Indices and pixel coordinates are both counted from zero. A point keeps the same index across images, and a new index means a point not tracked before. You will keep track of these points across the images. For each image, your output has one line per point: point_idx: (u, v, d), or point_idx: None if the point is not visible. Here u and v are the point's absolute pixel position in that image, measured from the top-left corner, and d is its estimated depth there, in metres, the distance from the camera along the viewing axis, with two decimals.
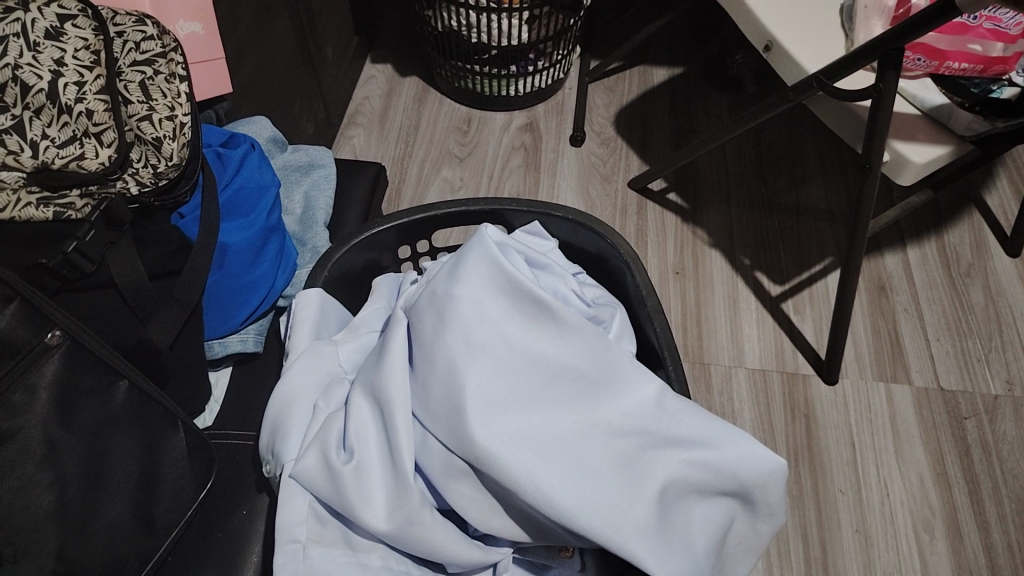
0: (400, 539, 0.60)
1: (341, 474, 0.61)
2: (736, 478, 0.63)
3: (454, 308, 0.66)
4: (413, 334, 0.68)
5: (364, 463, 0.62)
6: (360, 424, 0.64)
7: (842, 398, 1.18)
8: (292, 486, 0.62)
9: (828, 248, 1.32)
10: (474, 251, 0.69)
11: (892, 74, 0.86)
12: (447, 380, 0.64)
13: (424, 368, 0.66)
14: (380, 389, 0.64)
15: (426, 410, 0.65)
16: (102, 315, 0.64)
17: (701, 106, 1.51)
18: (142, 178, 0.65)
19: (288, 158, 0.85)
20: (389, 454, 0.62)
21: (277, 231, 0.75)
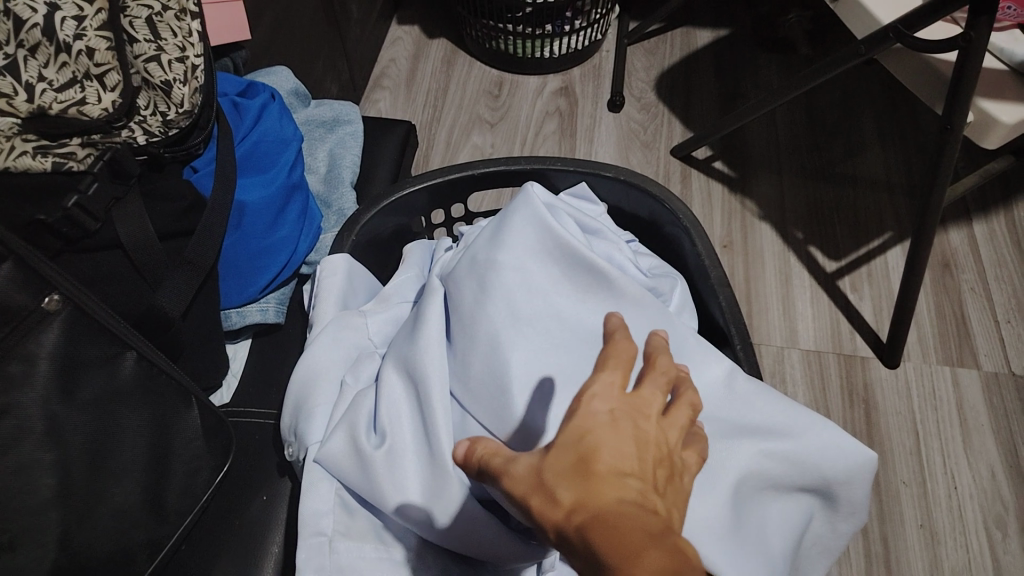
0: (437, 536, 0.54)
1: (370, 461, 0.54)
2: (818, 471, 0.55)
3: (497, 275, 0.58)
4: (450, 304, 0.61)
5: (396, 448, 0.55)
6: (392, 404, 0.57)
7: (904, 383, 1.09)
8: (316, 471, 0.55)
9: (887, 221, 1.23)
10: (519, 211, 0.61)
11: (985, 20, 0.76)
12: (490, 356, 0.57)
13: (463, 342, 0.59)
14: (414, 365, 0.57)
15: (465, 389, 0.58)
16: (107, 279, 0.57)
17: (749, 70, 1.41)
18: (150, 126, 0.59)
19: (311, 112, 0.78)
20: (424, 439, 0.56)
21: (299, 190, 0.68)
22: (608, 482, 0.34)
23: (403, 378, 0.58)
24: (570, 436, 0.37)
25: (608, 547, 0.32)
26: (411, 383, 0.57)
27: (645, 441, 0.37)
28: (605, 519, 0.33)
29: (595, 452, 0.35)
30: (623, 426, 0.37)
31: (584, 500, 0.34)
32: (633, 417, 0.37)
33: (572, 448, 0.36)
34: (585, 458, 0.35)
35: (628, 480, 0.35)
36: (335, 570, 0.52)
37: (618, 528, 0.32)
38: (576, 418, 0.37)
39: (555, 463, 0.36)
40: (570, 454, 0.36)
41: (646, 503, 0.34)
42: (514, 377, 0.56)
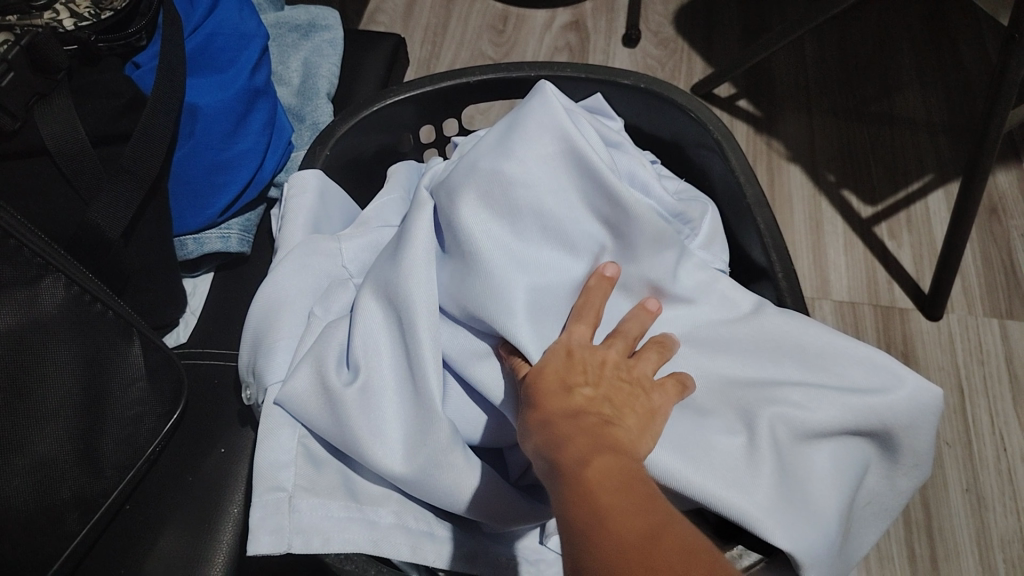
0: (421, 491, 0.45)
1: (343, 398, 0.45)
2: (877, 413, 0.46)
3: (500, 184, 0.49)
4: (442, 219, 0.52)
5: (375, 383, 0.47)
6: (372, 333, 0.48)
7: (948, 336, 0.99)
8: (278, 410, 0.47)
9: (928, 163, 1.12)
10: (529, 112, 0.51)
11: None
12: (489, 277, 0.48)
13: (461, 262, 0.50)
14: (397, 290, 0.48)
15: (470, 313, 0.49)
16: (35, 193, 0.49)
17: (777, 1, 1.30)
18: (78, 9, 0.50)
19: (283, 16, 0.68)
20: (408, 374, 0.47)
21: (265, 95, 0.59)
22: (554, 398, 0.39)
23: (384, 304, 0.49)
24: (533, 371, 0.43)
25: (548, 439, 0.36)
26: (394, 310, 0.48)
27: (597, 371, 0.42)
28: (548, 421, 0.37)
29: (544, 381, 0.41)
30: (579, 362, 0.42)
31: (538, 410, 0.39)
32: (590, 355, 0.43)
33: (539, 377, 0.42)
34: (547, 381, 0.41)
35: (577, 396, 0.39)
36: (296, 533, 0.43)
37: (556, 426, 0.37)
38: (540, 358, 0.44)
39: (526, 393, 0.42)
40: (536, 380, 0.42)
41: (587, 407, 0.38)
42: (515, 302, 0.48)
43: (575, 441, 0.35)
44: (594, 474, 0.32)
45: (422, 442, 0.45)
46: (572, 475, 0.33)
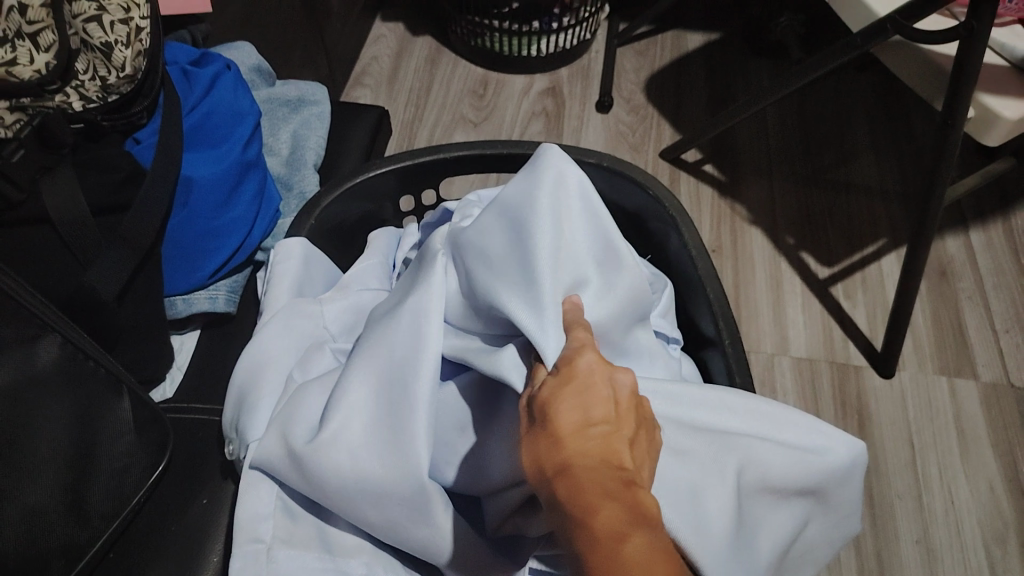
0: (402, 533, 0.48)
1: (331, 450, 0.48)
2: (827, 468, 0.50)
3: (512, 223, 0.52)
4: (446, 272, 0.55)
5: (360, 436, 0.49)
6: (358, 385, 0.50)
7: (900, 393, 1.04)
8: (268, 460, 0.49)
9: (881, 228, 1.19)
10: (526, 170, 0.55)
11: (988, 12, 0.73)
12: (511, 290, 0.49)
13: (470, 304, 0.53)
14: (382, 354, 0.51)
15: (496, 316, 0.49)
16: (33, 257, 0.52)
17: (741, 73, 1.38)
18: (87, 92, 0.55)
19: (274, 91, 0.73)
20: (393, 426, 0.49)
21: (256, 168, 0.64)
22: (574, 441, 0.35)
23: (372, 356, 0.51)
24: (547, 403, 0.38)
25: (583, 511, 0.33)
26: (382, 364, 0.51)
27: (618, 403, 0.37)
28: (579, 485, 0.34)
29: (554, 411, 0.37)
30: (599, 395, 0.37)
31: (562, 464, 0.35)
32: (609, 380, 0.38)
33: (558, 416, 0.36)
34: (571, 426, 0.36)
35: (596, 437, 0.35)
36: None
37: (580, 492, 0.33)
38: (550, 385, 0.39)
39: (537, 429, 0.37)
40: (557, 423, 0.36)
41: (610, 460, 0.34)
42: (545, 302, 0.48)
43: (617, 521, 0.32)
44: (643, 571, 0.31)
45: (404, 492, 0.47)
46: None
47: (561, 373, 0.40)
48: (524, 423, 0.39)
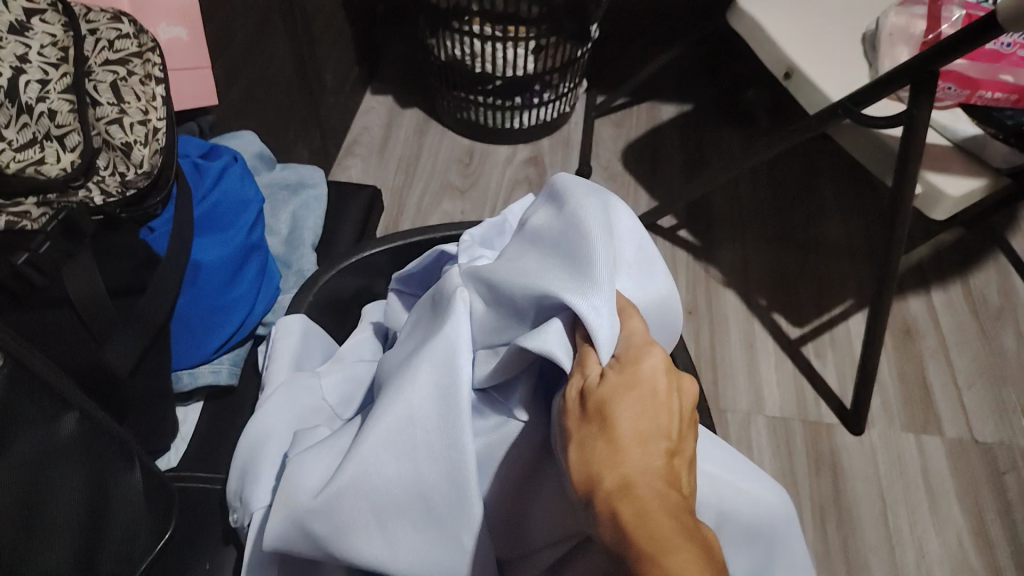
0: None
1: (355, 515, 0.48)
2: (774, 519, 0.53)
3: (541, 242, 0.54)
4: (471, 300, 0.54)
5: (386, 497, 0.48)
6: (380, 450, 0.48)
7: (870, 448, 1.08)
8: (289, 526, 0.49)
9: (848, 288, 1.25)
10: (546, 198, 0.57)
11: (926, 99, 0.81)
12: (559, 276, 0.49)
13: (504, 312, 0.52)
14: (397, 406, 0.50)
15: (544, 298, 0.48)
16: (52, 338, 0.55)
17: (713, 142, 1.46)
18: (107, 187, 0.59)
19: (275, 175, 0.79)
20: (419, 487, 0.48)
21: (259, 250, 0.70)
22: (636, 455, 0.37)
23: (394, 415, 0.49)
24: (606, 405, 0.39)
25: (634, 509, 0.36)
26: (405, 426, 0.49)
27: (674, 418, 0.39)
28: (636, 487, 0.36)
29: (616, 416, 0.38)
30: (661, 410, 0.39)
31: (620, 465, 0.37)
32: (669, 396, 0.40)
33: (621, 422, 0.38)
34: (632, 435, 0.38)
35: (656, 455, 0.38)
36: None
37: (645, 514, 0.36)
38: (610, 388, 0.40)
39: (594, 426, 0.39)
40: (618, 428, 0.38)
41: (669, 481, 0.37)
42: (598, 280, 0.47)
43: (666, 525, 0.35)
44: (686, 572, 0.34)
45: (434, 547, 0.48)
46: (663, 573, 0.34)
47: (616, 376, 0.41)
48: (575, 417, 0.41)
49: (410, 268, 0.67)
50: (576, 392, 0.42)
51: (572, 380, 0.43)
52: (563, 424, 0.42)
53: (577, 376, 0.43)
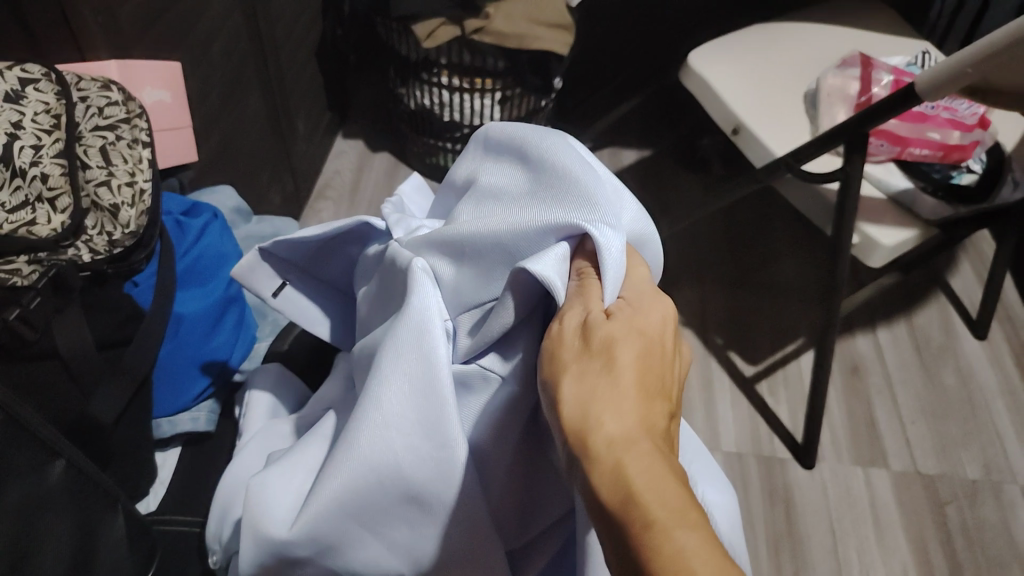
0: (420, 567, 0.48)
1: (340, 534, 0.47)
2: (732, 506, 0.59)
3: (514, 199, 0.51)
4: (433, 268, 0.52)
5: (369, 514, 0.46)
6: (355, 473, 0.45)
7: (821, 482, 1.13)
8: (274, 553, 0.48)
9: (800, 328, 1.32)
10: (508, 147, 0.55)
11: (858, 158, 0.89)
12: (555, 207, 0.47)
13: (481, 262, 0.49)
14: (375, 416, 0.45)
15: (547, 229, 0.46)
16: (41, 387, 0.59)
17: (671, 187, 1.53)
18: (95, 246, 0.63)
19: (252, 229, 0.85)
20: (403, 501, 0.46)
21: (236, 302, 0.75)
22: (630, 400, 0.37)
23: (369, 429, 0.45)
24: (611, 346, 0.39)
25: (633, 449, 0.35)
26: (379, 444, 0.45)
27: (670, 371, 0.40)
28: (635, 429, 0.36)
29: (616, 358, 0.39)
30: (659, 364, 0.40)
31: (624, 404, 0.37)
32: (666, 349, 0.41)
33: (627, 366, 0.39)
34: (635, 379, 0.38)
35: (649, 402, 0.38)
36: None
37: (642, 457, 0.35)
38: (616, 330, 0.40)
39: (598, 362, 0.39)
40: (623, 370, 0.38)
41: (659, 425, 0.37)
42: (600, 203, 0.46)
43: (661, 469, 0.35)
44: (675, 516, 0.33)
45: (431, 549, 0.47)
46: (647, 514, 0.33)
47: (622, 317, 0.41)
48: (573, 351, 0.41)
49: (308, 235, 0.62)
50: (573, 327, 0.42)
51: (568, 315, 0.42)
52: (549, 358, 0.42)
53: (575, 311, 0.43)
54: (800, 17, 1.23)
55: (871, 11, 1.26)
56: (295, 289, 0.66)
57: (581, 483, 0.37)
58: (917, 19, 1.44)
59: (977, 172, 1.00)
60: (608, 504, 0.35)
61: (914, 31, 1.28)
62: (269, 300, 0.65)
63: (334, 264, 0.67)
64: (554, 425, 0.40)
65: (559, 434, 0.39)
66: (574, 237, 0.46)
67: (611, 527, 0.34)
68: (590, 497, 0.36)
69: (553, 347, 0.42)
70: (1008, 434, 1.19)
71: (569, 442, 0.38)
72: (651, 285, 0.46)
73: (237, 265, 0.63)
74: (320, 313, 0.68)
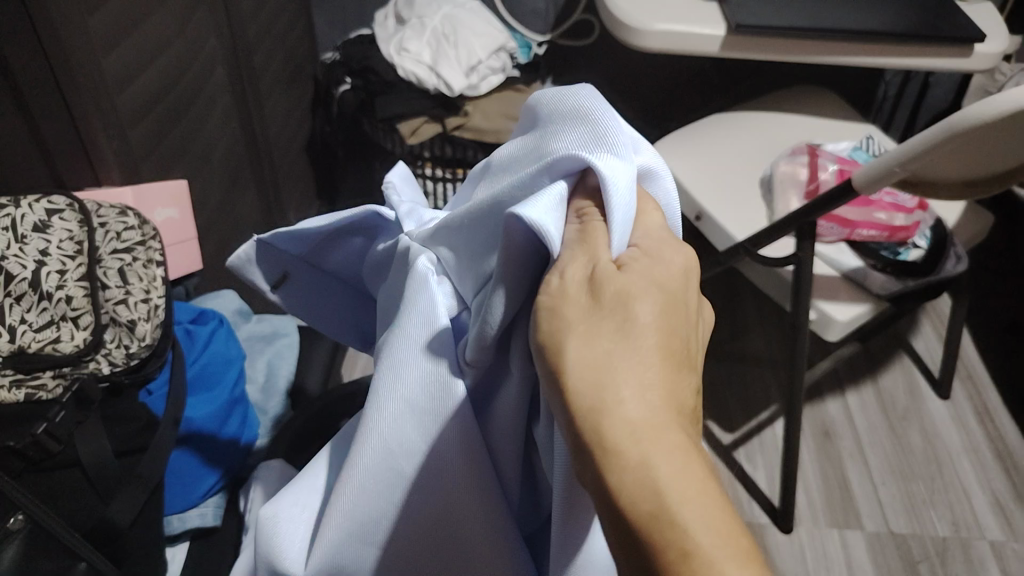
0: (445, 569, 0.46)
1: (357, 560, 0.46)
2: None
3: (514, 160, 0.44)
4: (439, 260, 0.47)
5: (380, 535, 0.45)
6: (363, 491, 0.44)
7: (801, 547, 1.17)
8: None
9: (772, 396, 1.38)
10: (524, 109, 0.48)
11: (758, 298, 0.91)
12: (552, 143, 0.41)
13: (477, 236, 0.43)
14: (373, 430, 0.44)
15: (541, 170, 0.40)
16: (61, 495, 0.64)
17: None
18: (114, 358, 0.69)
19: (252, 327, 0.93)
20: (413, 513, 0.44)
21: (241, 402, 0.80)
22: (652, 373, 0.34)
23: (366, 444, 0.44)
24: (625, 303, 0.35)
25: (659, 443, 0.33)
26: (383, 463, 0.44)
27: (688, 330, 0.37)
28: (660, 415, 0.33)
29: (636, 320, 0.35)
30: (678, 327, 0.36)
31: (646, 381, 0.34)
32: (684, 304, 0.37)
33: (645, 330, 0.35)
34: (655, 349, 0.35)
35: (675, 378, 0.35)
36: None
37: (665, 443, 0.33)
38: (632, 283, 0.36)
39: (612, 323, 0.35)
40: (642, 337, 0.35)
41: (684, 401, 0.35)
42: (605, 131, 0.40)
43: (687, 460, 0.33)
44: (712, 533, 0.32)
45: (453, 557, 0.45)
46: (680, 529, 0.32)
47: (637, 270, 0.37)
48: (580, 307, 0.36)
49: (307, 229, 0.57)
50: (579, 278, 0.37)
51: (571, 268, 0.37)
52: (549, 315, 0.36)
53: (579, 263, 0.37)
54: (755, 105, 1.32)
55: (820, 99, 1.36)
56: (299, 282, 0.62)
57: (590, 469, 0.34)
58: (865, 105, 1.52)
59: (922, 248, 1.06)
60: (632, 506, 0.33)
61: (858, 113, 1.38)
62: (269, 291, 0.63)
63: (344, 261, 0.61)
64: (554, 392, 0.35)
65: (563, 406, 0.35)
66: (575, 173, 0.40)
67: (634, 533, 0.32)
68: (603, 489, 0.33)
69: (555, 302, 0.36)
70: (974, 492, 1.24)
71: (578, 418, 0.34)
72: (667, 233, 0.41)
73: (231, 259, 0.61)
74: (325, 309, 0.65)
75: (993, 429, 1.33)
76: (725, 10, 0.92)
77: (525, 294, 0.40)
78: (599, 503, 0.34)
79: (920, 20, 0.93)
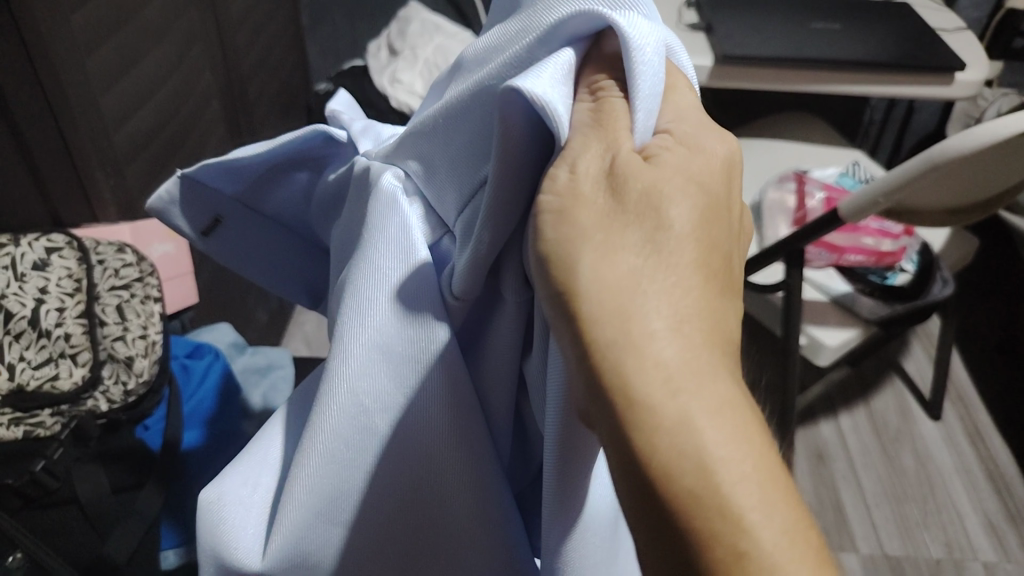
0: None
1: (323, 545, 0.41)
2: None
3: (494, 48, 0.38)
4: (408, 174, 0.41)
5: (350, 512, 0.40)
6: (330, 455, 0.39)
7: (868, 512, 1.13)
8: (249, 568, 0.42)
9: None
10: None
11: (798, 268, 0.80)
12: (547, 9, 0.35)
13: (465, 136, 0.37)
14: (340, 400, 0.39)
15: (540, 39, 0.34)
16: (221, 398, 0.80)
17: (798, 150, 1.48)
18: None
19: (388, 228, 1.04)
20: (388, 463, 0.40)
21: None
22: (677, 292, 0.29)
23: (332, 403, 0.39)
24: (656, 206, 0.30)
25: (701, 395, 0.28)
26: (353, 423, 0.39)
27: (731, 244, 0.32)
28: (700, 355, 0.28)
29: (670, 227, 0.30)
30: (719, 240, 0.31)
31: (680, 304, 0.29)
32: (725, 211, 0.33)
33: (681, 239, 0.30)
34: (693, 265, 0.30)
35: (710, 310, 0.29)
36: None
37: (700, 386, 0.28)
38: (662, 179, 0.31)
39: (638, 231, 0.30)
40: (677, 249, 0.30)
41: (725, 343, 0.29)
42: None
43: (731, 418, 0.28)
44: (773, 528, 0.27)
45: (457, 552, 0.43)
46: (733, 522, 0.27)
47: (669, 164, 0.32)
48: (597, 209, 0.30)
49: (245, 157, 0.50)
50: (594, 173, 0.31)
51: (583, 160, 0.31)
52: (556, 218, 0.30)
53: (595, 152, 0.32)
54: None
55: None
56: (230, 229, 0.56)
57: (607, 425, 0.29)
58: (849, 131, 1.49)
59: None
60: (668, 483, 0.27)
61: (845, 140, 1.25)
62: (195, 239, 0.55)
63: (280, 205, 0.55)
64: (563, 323, 0.30)
65: (573, 334, 0.29)
66: (583, 40, 0.35)
67: (670, 525, 0.27)
68: (625, 452, 0.28)
69: (564, 203, 0.30)
70: None
71: (596, 352, 0.28)
72: (702, 114, 0.36)
73: (150, 201, 0.53)
74: (261, 254, 0.57)
75: (984, 449, 1.22)
76: (714, 41, 0.95)
77: (524, 193, 0.35)
78: (618, 473, 0.29)
79: (903, 49, 0.94)
